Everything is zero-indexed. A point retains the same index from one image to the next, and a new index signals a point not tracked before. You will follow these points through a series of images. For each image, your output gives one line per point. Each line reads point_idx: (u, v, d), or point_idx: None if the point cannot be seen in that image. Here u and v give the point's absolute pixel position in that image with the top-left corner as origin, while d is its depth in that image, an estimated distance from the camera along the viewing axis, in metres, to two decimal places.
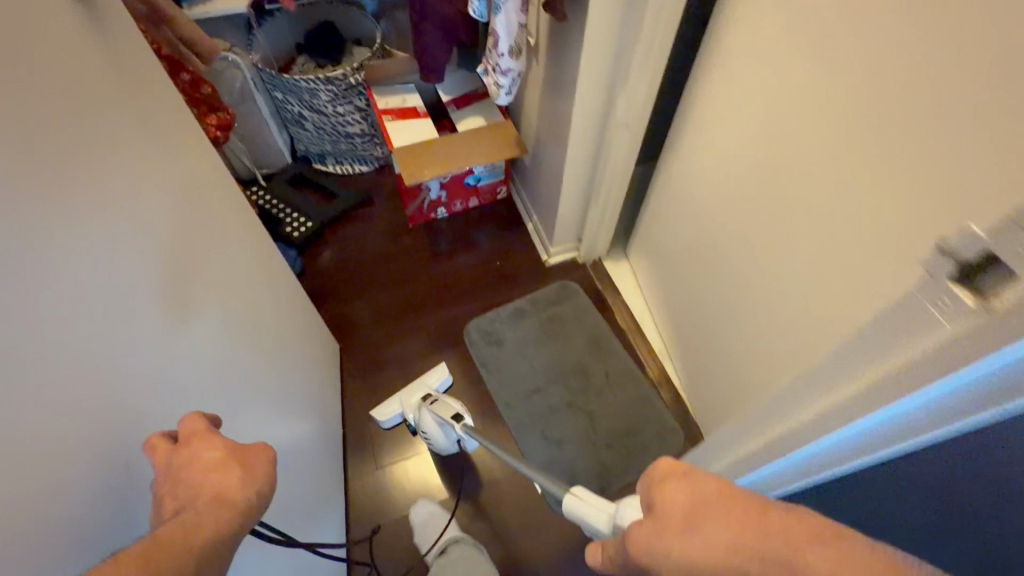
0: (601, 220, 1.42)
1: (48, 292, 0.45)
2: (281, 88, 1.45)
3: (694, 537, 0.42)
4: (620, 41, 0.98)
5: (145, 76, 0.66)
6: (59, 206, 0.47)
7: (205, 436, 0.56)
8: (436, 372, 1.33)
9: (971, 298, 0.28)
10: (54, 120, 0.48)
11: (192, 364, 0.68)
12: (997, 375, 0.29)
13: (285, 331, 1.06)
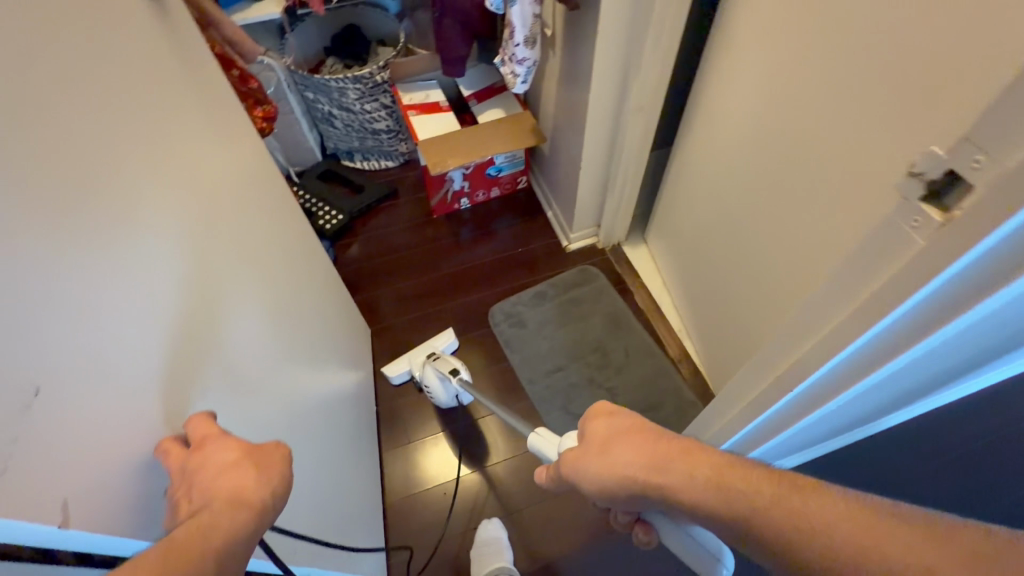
0: (619, 205, 1.46)
1: (120, 259, 0.50)
2: (312, 87, 1.53)
3: (608, 450, 0.69)
4: (632, 27, 1.03)
5: (197, 72, 0.73)
6: (129, 183, 0.53)
7: (216, 440, 0.54)
8: (442, 335, 1.41)
9: (937, 212, 0.38)
10: (126, 110, 0.54)
11: (242, 331, 0.75)
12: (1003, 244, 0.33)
13: (323, 311, 1.14)
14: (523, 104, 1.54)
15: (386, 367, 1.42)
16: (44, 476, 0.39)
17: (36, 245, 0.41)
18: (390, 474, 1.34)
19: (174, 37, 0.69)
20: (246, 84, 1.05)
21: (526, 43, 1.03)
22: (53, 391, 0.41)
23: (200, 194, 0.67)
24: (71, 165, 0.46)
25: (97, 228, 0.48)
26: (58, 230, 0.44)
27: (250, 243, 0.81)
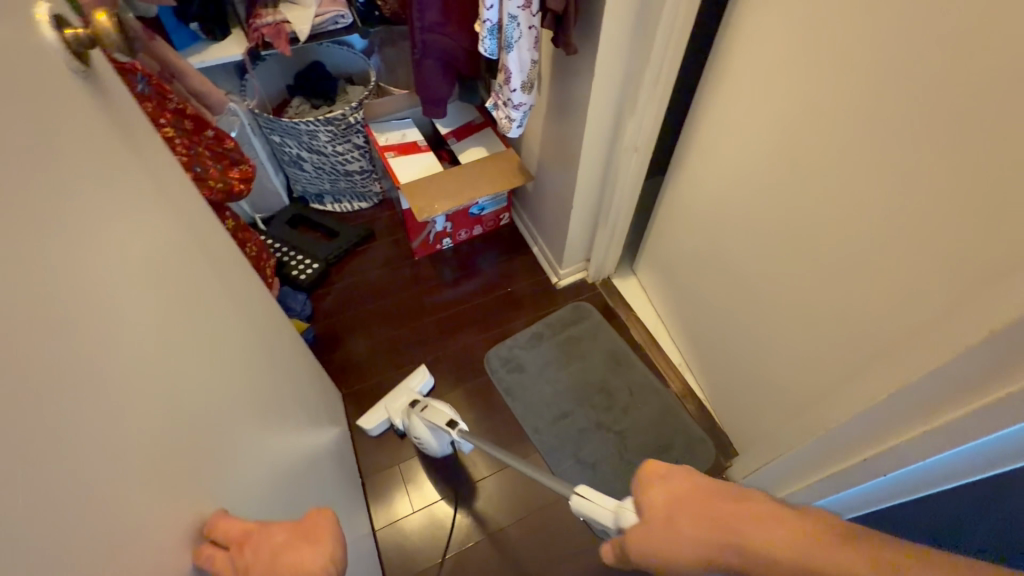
0: (610, 240, 1.44)
1: (121, 384, 0.44)
2: (279, 131, 1.43)
3: (673, 527, 0.56)
4: (627, 70, 1.01)
5: (137, 145, 0.62)
6: (98, 294, 0.43)
7: (258, 528, 0.54)
8: (416, 375, 1.36)
9: None
10: (85, 211, 0.45)
11: (234, 435, 0.65)
12: None
13: (300, 381, 1.02)
14: (504, 141, 1.50)
15: (363, 420, 1.33)
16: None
17: (34, 399, 0.35)
18: (390, 546, 1.23)
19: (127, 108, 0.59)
20: (222, 145, 0.97)
21: (523, 88, 1.00)
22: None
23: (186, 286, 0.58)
24: (23, 293, 0.36)
25: (59, 365, 0.38)
26: (48, 375, 0.36)
27: (223, 331, 0.70)
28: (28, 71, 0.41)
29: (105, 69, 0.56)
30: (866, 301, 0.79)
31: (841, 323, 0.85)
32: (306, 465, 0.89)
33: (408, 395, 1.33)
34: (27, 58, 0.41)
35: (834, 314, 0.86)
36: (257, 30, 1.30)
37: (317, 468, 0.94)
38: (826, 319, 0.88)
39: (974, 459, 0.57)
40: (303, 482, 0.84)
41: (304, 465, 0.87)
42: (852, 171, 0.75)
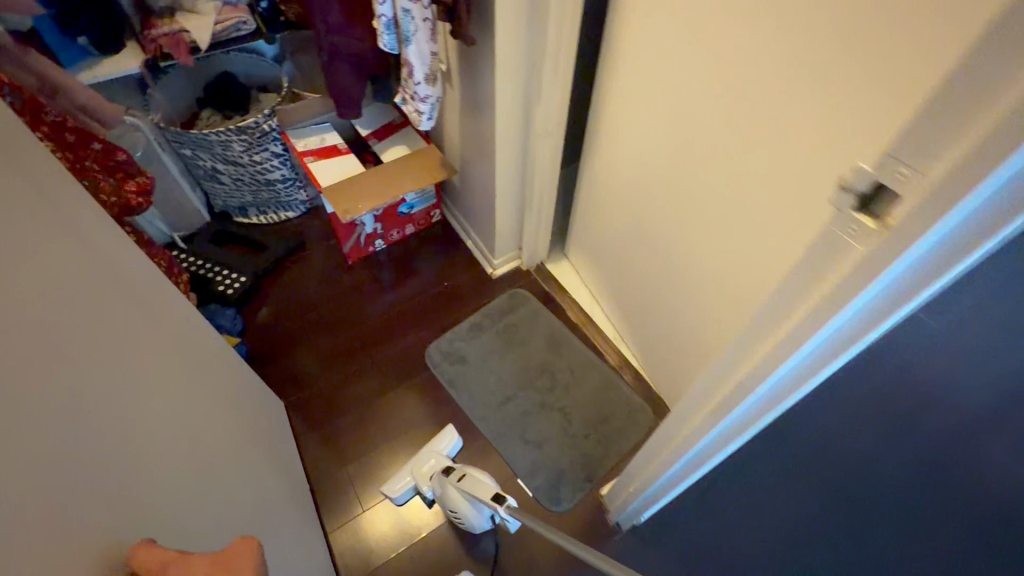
0: (538, 226, 1.48)
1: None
2: (190, 144, 1.39)
3: None
4: (527, 58, 1.05)
5: (17, 158, 0.60)
6: None
7: (176, 557, 0.53)
8: (444, 436, 1.25)
9: (872, 220, 0.35)
10: None
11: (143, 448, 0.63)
12: (888, 290, 0.38)
13: (228, 394, 1.00)
14: (425, 138, 1.52)
15: (386, 487, 1.22)
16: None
17: None
18: (345, 551, 1.21)
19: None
20: (112, 158, 0.92)
21: (427, 81, 1.02)
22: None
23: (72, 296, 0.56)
24: None
25: None
26: None
27: (127, 344, 0.68)
28: None
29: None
30: (754, 254, 0.85)
31: (737, 277, 0.92)
32: (233, 474, 0.87)
33: (438, 460, 1.22)
34: None
35: (731, 270, 0.93)
36: (154, 41, 1.26)
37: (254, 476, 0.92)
38: (727, 276, 0.95)
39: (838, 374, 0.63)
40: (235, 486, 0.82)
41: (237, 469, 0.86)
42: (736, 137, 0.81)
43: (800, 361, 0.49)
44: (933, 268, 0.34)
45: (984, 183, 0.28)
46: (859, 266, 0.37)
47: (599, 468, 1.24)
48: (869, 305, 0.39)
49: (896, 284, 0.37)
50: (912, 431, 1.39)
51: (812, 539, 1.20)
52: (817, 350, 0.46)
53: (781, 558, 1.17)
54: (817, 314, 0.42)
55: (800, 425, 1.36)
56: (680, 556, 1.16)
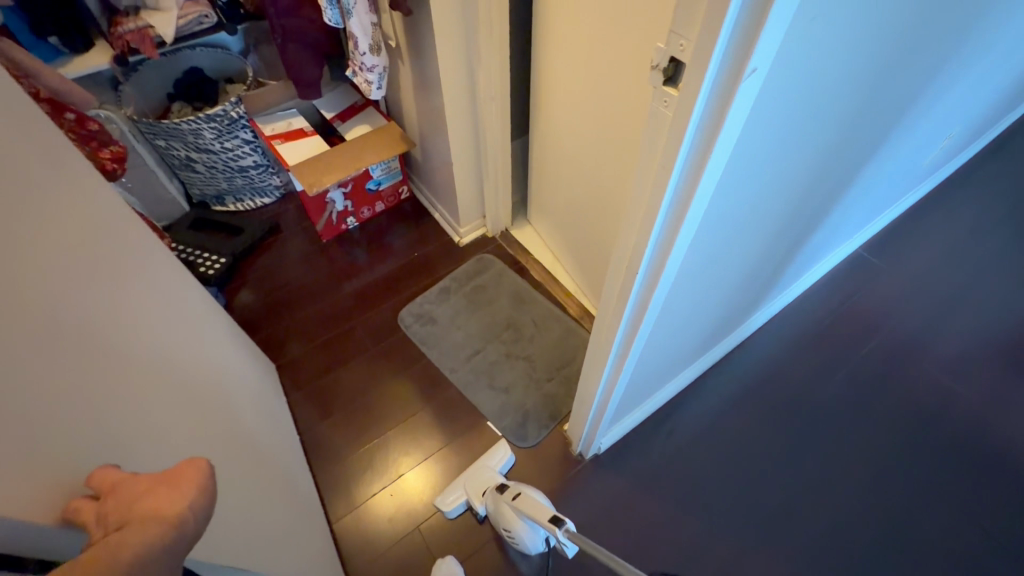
0: (497, 192, 1.57)
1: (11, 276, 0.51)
2: (163, 134, 1.47)
3: None
4: (465, 26, 1.14)
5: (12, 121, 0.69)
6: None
7: (130, 477, 0.50)
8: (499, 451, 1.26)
9: (669, 87, 0.45)
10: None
11: (147, 360, 0.72)
12: (693, 152, 0.48)
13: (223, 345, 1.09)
14: (387, 117, 1.61)
15: (440, 499, 1.22)
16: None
17: None
18: (331, 491, 1.28)
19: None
20: (85, 127, 1.03)
21: (372, 52, 1.12)
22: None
23: (70, 231, 0.65)
24: None
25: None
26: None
27: (134, 273, 0.78)
28: None
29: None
30: None
31: None
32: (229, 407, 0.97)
33: (492, 476, 1.21)
34: None
35: None
36: (121, 37, 1.34)
37: (246, 410, 1.01)
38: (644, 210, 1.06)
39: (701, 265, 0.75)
40: (229, 410, 0.92)
41: (231, 400, 0.96)
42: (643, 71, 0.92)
43: (664, 233, 0.59)
44: (716, 122, 0.44)
45: (723, 25, 0.37)
46: (674, 132, 0.47)
47: (561, 407, 1.35)
48: (686, 167, 0.49)
49: (700, 137, 0.46)
50: (861, 351, 1.46)
51: (760, 453, 1.29)
52: (672, 219, 0.56)
53: (731, 471, 1.27)
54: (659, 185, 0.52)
55: (751, 356, 1.45)
56: (639, 478, 1.26)
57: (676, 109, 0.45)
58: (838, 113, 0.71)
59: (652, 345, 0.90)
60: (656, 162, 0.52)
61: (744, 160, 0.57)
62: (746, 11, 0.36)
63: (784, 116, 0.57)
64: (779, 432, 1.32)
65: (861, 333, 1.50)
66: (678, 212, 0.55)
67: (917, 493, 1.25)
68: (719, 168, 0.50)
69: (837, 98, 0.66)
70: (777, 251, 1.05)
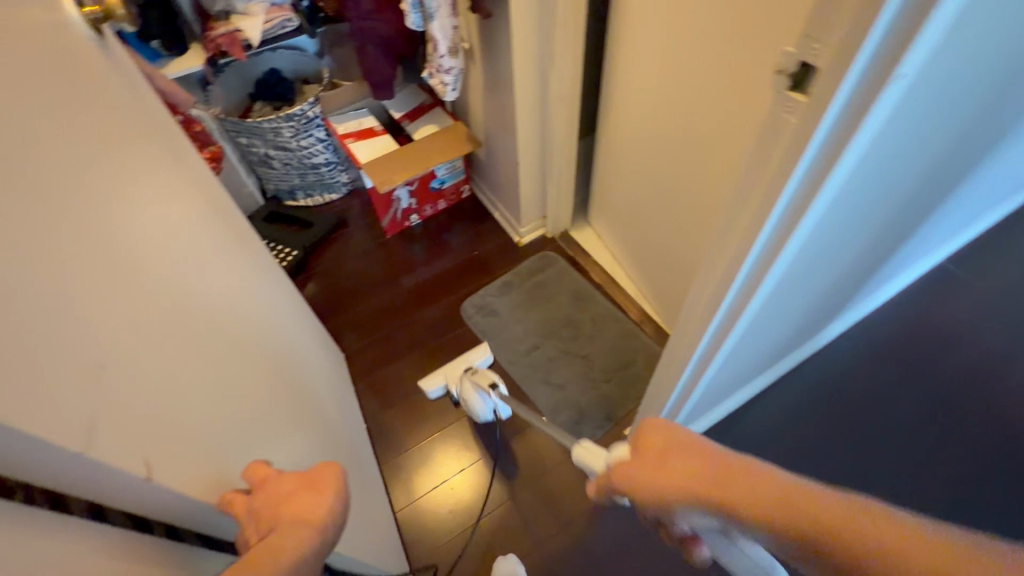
0: (560, 193, 1.57)
1: (163, 268, 0.55)
2: (246, 132, 1.56)
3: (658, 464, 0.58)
4: (541, 28, 1.15)
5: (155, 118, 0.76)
6: (130, 203, 0.54)
7: (274, 477, 0.57)
8: (479, 349, 1.37)
9: (799, 94, 0.44)
10: (122, 142, 0.58)
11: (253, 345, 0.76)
12: (811, 164, 0.47)
13: (306, 331, 1.15)
14: (453, 117, 1.64)
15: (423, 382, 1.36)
16: (151, 453, 0.41)
17: (110, 247, 0.47)
18: (392, 479, 1.32)
19: (135, 84, 0.73)
20: (191, 129, 1.15)
21: (450, 54, 1.16)
22: (121, 375, 0.42)
23: (196, 224, 0.70)
24: (85, 186, 0.47)
25: (129, 243, 0.51)
26: (126, 254, 0.50)
27: (246, 270, 0.83)
28: (75, 54, 0.56)
29: (115, 47, 0.68)
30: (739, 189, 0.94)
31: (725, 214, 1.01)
32: (313, 391, 1.02)
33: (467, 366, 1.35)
34: (65, 40, 0.55)
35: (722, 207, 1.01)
36: (213, 41, 1.42)
37: (326, 399, 1.07)
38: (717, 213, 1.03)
39: (795, 277, 0.72)
40: (314, 398, 0.98)
41: (314, 389, 1.01)
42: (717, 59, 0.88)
43: (767, 243, 0.57)
44: (842, 130, 0.43)
45: (866, 41, 0.37)
46: (793, 142, 0.46)
47: (618, 408, 1.34)
48: (802, 179, 0.48)
49: (822, 152, 0.46)
50: (946, 369, 1.37)
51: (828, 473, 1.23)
52: (779, 228, 0.55)
53: None
54: (769, 194, 0.51)
55: (826, 368, 1.38)
56: None
57: (799, 118, 0.44)
58: (959, 119, 0.67)
59: (731, 354, 0.87)
60: (765, 172, 0.51)
61: (872, 161, 0.54)
62: (894, 19, 0.35)
63: (918, 114, 0.53)
64: (852, 448, 1.26)
65: (944, 348, 1.41)
66: (787, 224, 0.54)
67: (1007, 523, 1.16)
68: (839, 175, 0.48)
69: (959, 107, 0.62)
70: (873, 254, 0.98)
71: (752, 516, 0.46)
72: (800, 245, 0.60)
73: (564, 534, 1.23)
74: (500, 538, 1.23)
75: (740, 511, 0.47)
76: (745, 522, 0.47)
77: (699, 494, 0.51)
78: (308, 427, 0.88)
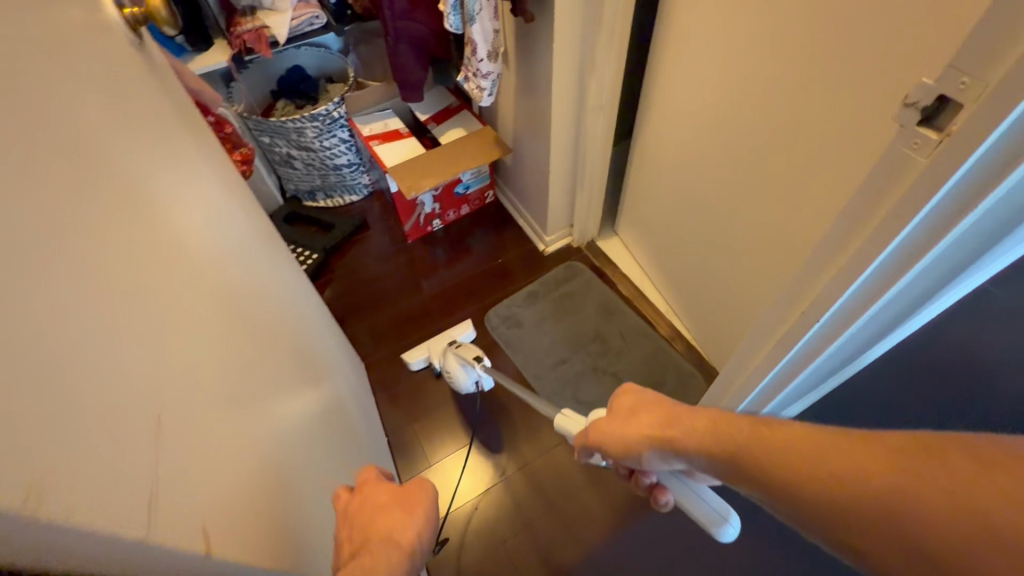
0: (591, 201, 1.53)
1: (200, 300, 0.51)
2: (269, 132, 1.52)
3: (635, 413, 0.64)
4: (585, 34, 1.11)
5: (192, 123, 0.72)
6: (167, 226, 0.49)
7: (377, 479, 0.56)
8: (460, 325, 1.45)
9: (933, 132, 0.42)
10: (163, 159, 0.54)
11: (286, 368, 0.72)
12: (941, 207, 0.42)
13: (330, 343, 1.11)
14: (480, 121, 1.59)
15: (406, 354, 1.44)
16: (209, 522, 0.37)
17: (154, 279, 0.43)
18: None
19: (172, 88, 0.69)
20: (222, 130, 1.10)
21: (489, 58, 1.13)
22: (177, 429, 0.38)
23: (229, 240, 0.65)
24: (128, 211, 0.43)
25: (170, 273, 0.46)
26: (168, 281, 0.45)
27: (271, 288, 0.78)
28: (117, 60, 0.52)
29: (153, 49, 0.64)
30: (796, 210, 0.89)
31: (778, 235, 0.96)
32: (343, 406, 0.98)
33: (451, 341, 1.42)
34: (108, 45, 0.51)
35: (775, 227, 0.96)
36: (239, 37, 1.37)
37: (352, 415, 1.03)
38: (767, 234, 0.99)
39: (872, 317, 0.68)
40: (342, 418, 0.94)
41: (343, 407, 0.97)
42: (783, 74, 0.82)
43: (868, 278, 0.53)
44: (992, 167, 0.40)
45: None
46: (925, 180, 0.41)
47: None
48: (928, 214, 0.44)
49: (966, 178, 0.42)
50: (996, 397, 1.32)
51: None
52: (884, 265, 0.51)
53: None
54: None
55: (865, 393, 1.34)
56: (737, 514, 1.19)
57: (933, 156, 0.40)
58: None
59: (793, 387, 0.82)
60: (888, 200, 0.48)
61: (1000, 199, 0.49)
62: None
63: None
64: None
65: (993, 378, 1.36)
66: (902, 255, 0.50)
67: None
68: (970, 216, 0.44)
69: None
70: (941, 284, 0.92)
71: (766, 464, 0.47)
72: (900, 286, 0.55)
73: (594, 558, 1.19)
74: (527, 560, 1.19)
75: (758, 453, 0.48)
76: (760, 472, 0.48)
77: (654, 437, 0.60)
78: (342, 449, 0.84)
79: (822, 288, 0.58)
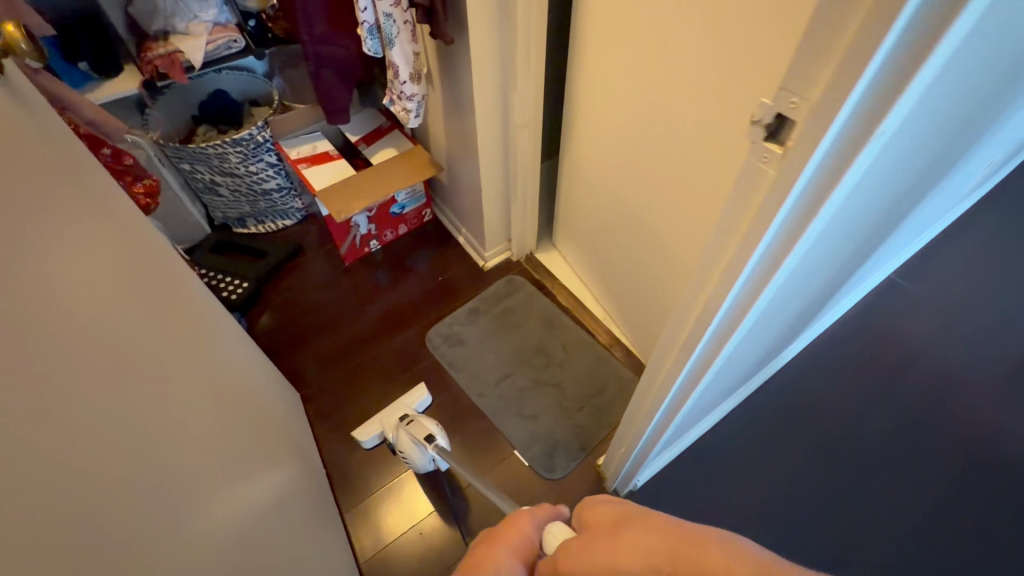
0: (526, 216, 1.55)
1: (78, 345, 0.48)
2: (188, 158, 1.46)
3: (619, 530, 0.42)
4: (502, 55, 1.13)
5: (78, 157, 0.69)
6: (46, 269, 0.47)
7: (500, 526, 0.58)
8: (415, 392, 1.37)
9: (775, 144, 0.45)
10: (41, 199, 0.52)
11: (195, 407, 0.68)
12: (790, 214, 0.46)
13: (254, 375, 1.07)
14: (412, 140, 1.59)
15: (358, 433, 1.32)
16: None
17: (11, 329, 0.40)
18: (356, 525, 1.24)
19: (50, 122, 0.65)
20: (121, 162, 1.06)
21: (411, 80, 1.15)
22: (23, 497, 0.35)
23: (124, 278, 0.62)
24: None
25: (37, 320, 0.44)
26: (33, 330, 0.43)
27: (178, 322, 0.75)
28: None
29: (21, 82, 0.61)
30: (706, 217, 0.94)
31: (693, 242, 1.01)
32: (267, 442, 0.95)
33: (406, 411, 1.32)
34: None
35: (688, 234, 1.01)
36: (150, 62, 1.32)
37: (279, 450, 0.99)
38: (683, 241, 1.04)
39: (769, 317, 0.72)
40: (264, 453, 0.91)
41: (267, 442, 0.94)
42: (683, 92, 0.86)
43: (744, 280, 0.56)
44: (829, 179, 0.44)
45: (861, 84, 0.36)
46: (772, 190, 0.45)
47: (592, 438, 1.32)
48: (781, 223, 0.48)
49: (814, 190, 0.45)
50: (903, 384, 1.45)
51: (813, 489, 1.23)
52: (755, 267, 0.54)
53: (775, 515, 1.23)
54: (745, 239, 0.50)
55: (788, 387, 1.43)
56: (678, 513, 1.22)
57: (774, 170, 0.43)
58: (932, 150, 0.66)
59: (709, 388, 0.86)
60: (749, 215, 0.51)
61: (853, 205, 0.53)
62: (884, 74, 0.36)
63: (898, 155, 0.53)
64: (823, 469, 1.29)
65: (904, 367, 1.48)
66: (772, 260, 0.53)
67: (970, 537, 1.21)
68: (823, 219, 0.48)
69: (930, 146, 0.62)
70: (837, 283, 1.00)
71: None
72: (779, 287, 0.59)
73: None
74: None
75: None
76: None
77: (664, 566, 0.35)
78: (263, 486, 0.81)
79: (711, 291, 0.62)
